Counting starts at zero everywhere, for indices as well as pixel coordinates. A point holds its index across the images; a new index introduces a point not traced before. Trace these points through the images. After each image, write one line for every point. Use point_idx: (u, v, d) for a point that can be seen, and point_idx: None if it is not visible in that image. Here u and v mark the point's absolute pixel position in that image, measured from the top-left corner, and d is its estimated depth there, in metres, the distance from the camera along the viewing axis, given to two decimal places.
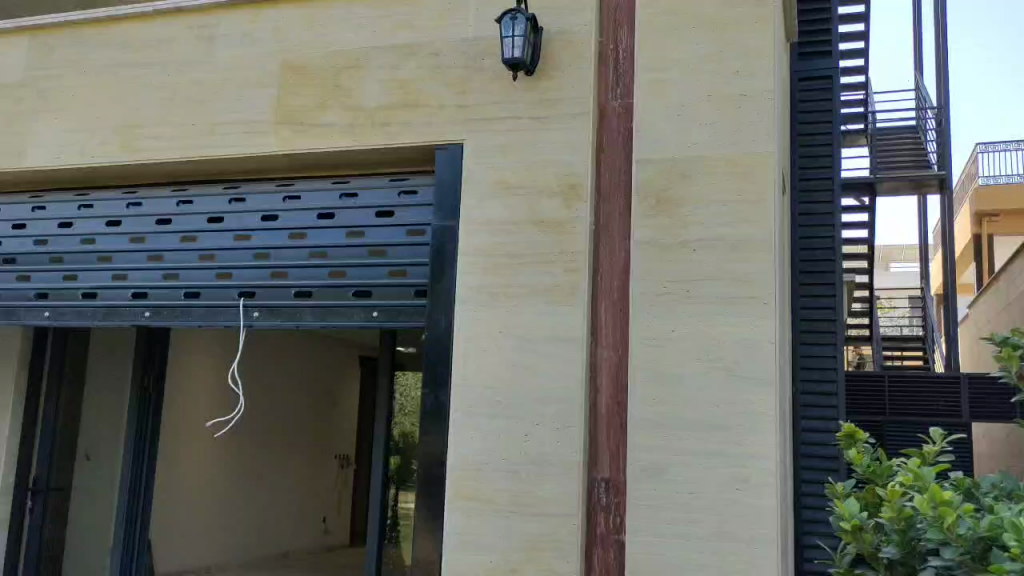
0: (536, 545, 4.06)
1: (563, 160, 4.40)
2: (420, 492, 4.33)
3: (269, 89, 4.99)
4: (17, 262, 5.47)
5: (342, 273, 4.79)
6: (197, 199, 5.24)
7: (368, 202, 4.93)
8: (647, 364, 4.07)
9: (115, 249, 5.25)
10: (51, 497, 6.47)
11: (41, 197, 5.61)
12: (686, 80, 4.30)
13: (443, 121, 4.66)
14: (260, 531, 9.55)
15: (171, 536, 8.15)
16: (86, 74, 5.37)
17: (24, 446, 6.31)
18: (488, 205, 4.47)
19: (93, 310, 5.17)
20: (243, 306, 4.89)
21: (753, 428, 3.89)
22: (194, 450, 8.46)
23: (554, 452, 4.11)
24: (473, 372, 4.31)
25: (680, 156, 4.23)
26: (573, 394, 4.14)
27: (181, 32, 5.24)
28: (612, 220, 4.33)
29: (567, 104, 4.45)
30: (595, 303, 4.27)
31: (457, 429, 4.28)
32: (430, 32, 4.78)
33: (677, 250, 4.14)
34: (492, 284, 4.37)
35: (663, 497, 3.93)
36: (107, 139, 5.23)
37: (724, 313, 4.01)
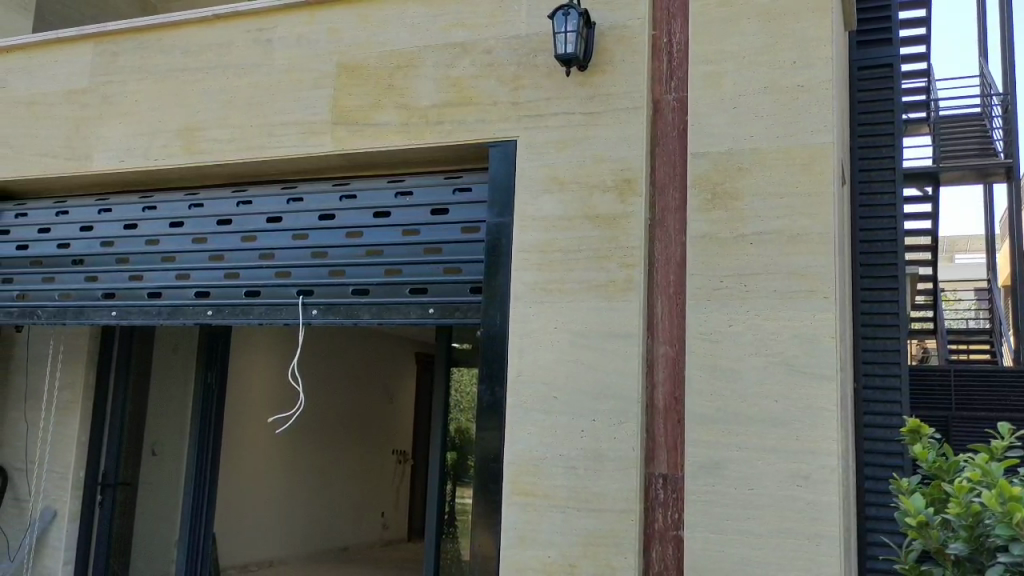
0: (594, 541, 4.06)
1: (617, 155, 4.38)
2: (478, 487, 4.36)
3: (326, 90, 5.06)
4: (85, 263, 5.63)
5: (397, 271, 4.84)
6: (256, 200, 5.34)
7: (423, 200, 4.95)
8: (705, 360, 4.04)
9: (178, 249, 5.38)
10: (121, 491, 6.69)
11: (107, 199, 5.77)
12: (742, 72, 4.24)
13: (497, 119, 4.67)
14: (322, 527, 9.72)
15: (236, 529, 8.37)
16: (148, 78, 5.51)
17: (94, 441, 6.59)
18: (543, 201, 4.48)
19: (158, 309, 5.30)
20: (302, 304, 4.97)
21: (814, 424, 3.83)
22: (256, 446, 8.64)
23: (611, 447, 4.11)
24: (529, 368, 4.32)
25: (737, 149, 4.17)
26: (630, 389, 4.13)
27: (240, 35, 5.34)
28: (668, 214, 4.30)
29: (621, 98, 4.43)
30: (651, 297, 4.25)
31: (514, 424, 4.30)
32: (484, 29, 4.79)
33: (736, 244, 4.09)
34: (548, 281, 4.38)
35: (721, 493, 3.90)
36: (169, 142, 5.36)
37: (783, 308, 3.96)
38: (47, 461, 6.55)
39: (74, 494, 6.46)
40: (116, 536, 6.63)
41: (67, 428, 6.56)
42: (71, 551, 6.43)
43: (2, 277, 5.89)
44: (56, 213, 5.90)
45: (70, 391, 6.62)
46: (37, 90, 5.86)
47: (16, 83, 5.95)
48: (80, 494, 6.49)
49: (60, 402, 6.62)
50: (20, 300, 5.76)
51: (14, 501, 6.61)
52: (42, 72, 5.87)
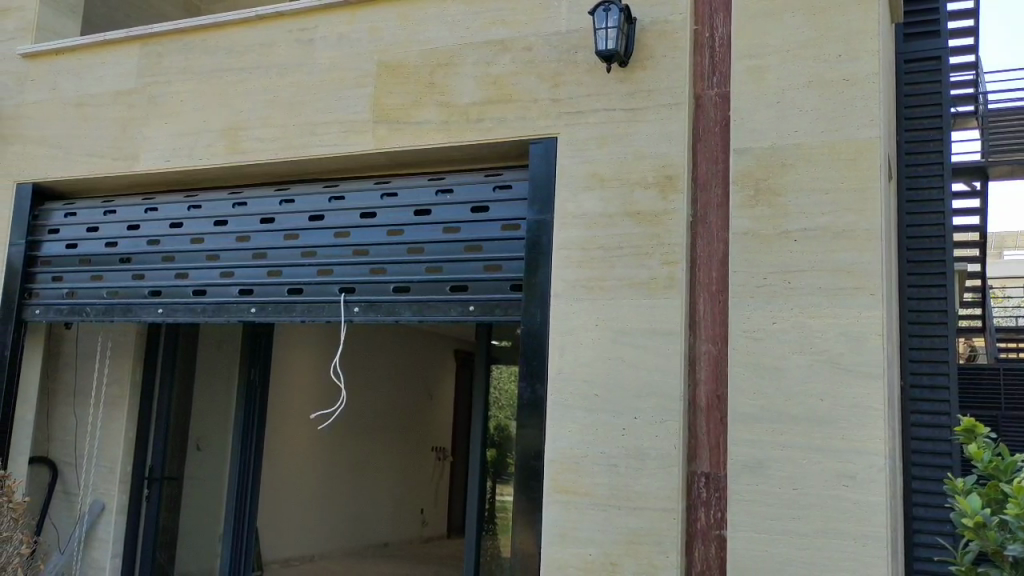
0: (634, 539, 4.04)
1: (659, 151, 4.35)
2: (519, 485, 4.35)
3: (367, 89, 5.09)
4: (132, 262, 5.73)
5: (438, 268, 4.85)
6: (298, 198, 5.38)
7: (463, 197, 4.93)
8: (748, 357, 4.00)
9: (222, 248, 5.46)
10: (166, 485, 6.81)
11: (153, 199, 5.85)
12: (785, 66, 4.19)
13: (537, 116, 4.66)
14: (362, 522, 9.80)
15: (278, 523, 8.47)
16: (193, 79, 5.59)
17: (140, 436, 6.72)
18: (583, 198, 4.46)
19: (203, 307, 5.39)
20: (344, 301, 5.01)
21: (860, 423, 3.77)
22: (298, 442, 8.73)
23: (653, 445, 4.08)
24: (570, 366, 4.31)
25: (781, 144, 4.12)
26: (673, 388, 4.10)
27: (283, 36, 5.40)
28: (710, 210, 4.25)
29: (662, 94, 4.40)
30: (693, 294, 4.21)
31: (555, 422, 4.30)
32: (524, 26, 4.78)
33: (779, 240, 4.04)
34: (588, 278, 4.36)
35: (764, 492, 3.86)
36: (213, 141, 5.44)
37: (828, 306, 3.91)
38: (95, 456, 6.67)
39: (122, 488, 6.58)
40: (162, 531, 6.74)
41: (115, 423, 6.66)
42: (119, 544, 6.55)
43: (51, 275, 5.98)
44: (104, 212, 6.00)
45: (118, 386, 6.72)
46: (85, 91, 5.95)
47: (64, 84, 6.04)
48: (127, 489, 6.62)
49: (109, 397, 6.72)
50: (70, 298, 5.87)
51: (64, 495, 6.70)
52: (89, 74, 5.97)
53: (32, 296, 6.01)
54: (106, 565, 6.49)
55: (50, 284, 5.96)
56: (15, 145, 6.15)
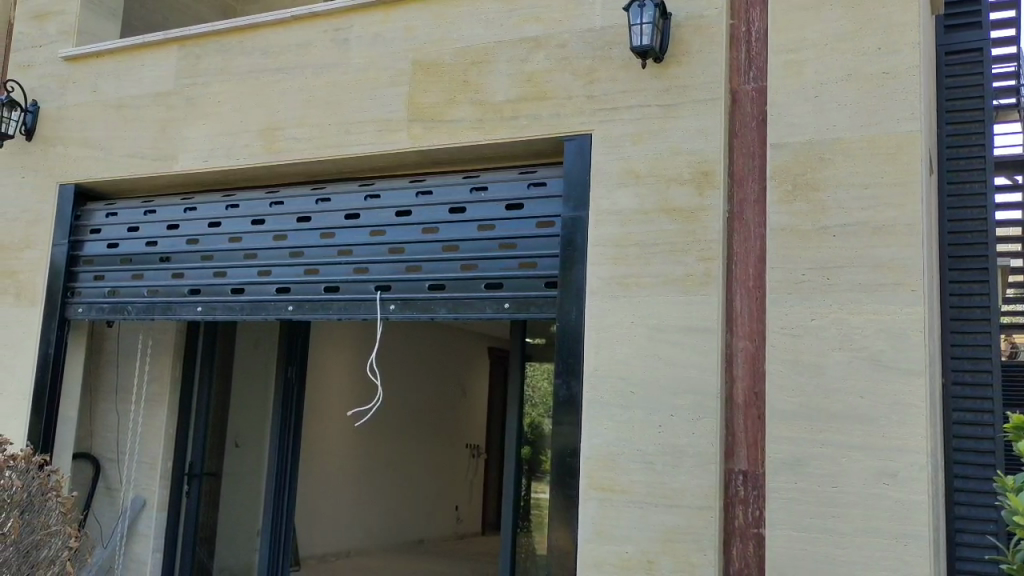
0: (671, 537, 4.03)
1: (695, 147, 4.32)
2: (556, 482, 4.35)
3: (402, 87, 5.12)
4: (172, 260, 5.81)
5: (473, 266, 4.86)
6: (335, 197, 5.42)
7: (498, 194, 4.93)
8: (787, 354, 3.96)
9: (260, 246, 5.52)
10: (206, 482, 6.91)
11: (191, 199, 5.94)
12: (823, 60, 4.15)
13: (571, 112, 4.65)
14: (397, 518, 9.86)
15: (315, 518, 8.56)
16: (230, 80, 5.65)
17: (180, 433, 6.80)
18: (618, 195, 4.45)
19: (241, 305, 5.46)
20: (380, 299, 5.04)
21: (901, 420, 3.73)
22: (336, 439, 8.84)
23: (689, 443, 4.06)
24: (605, 364, 4.31)
25: (819, 138, 4.08)
26: (711, 386, 4.07)
27: (318, 36, 5.44)
28: (747, 207, 4.23)
29: (698, 90, 4.37)
30: (730, 290, 4.18)
31: (590, 420, 4.29)
32: (558, 24, 4.78)
33: (817, 236, 4.00)
34: (623, 274, 4.35)
35: (804, 490, 3.83)
36: (250, 141, 5.50)
37: (867, 302, 3.86)
38: (137, 452, 6.79)
39: (162, 484, 6.68)
40: (201, 526, 6.84)
41: (155, 419, 6.77)
42: (161, 540, 6.67)
43: (94, 273, 6.08)
44: (144, 212, 6.09)
45: (158, 383, 6.83)
46: (124, 92, 6.03)
47: (104, 86, 6.13)
48: (167, 485, 6.72)
49: (149, 394, 6.84)
50: (111, 296, 5.97)
51: (106, 490, 6.85)
52: (128, 75, 6.05)
53: (75, 295, 6.12)
54: (148, 560, 6.62)
55: (91, 283, 6.06)
56: (58, 147, 6.26)
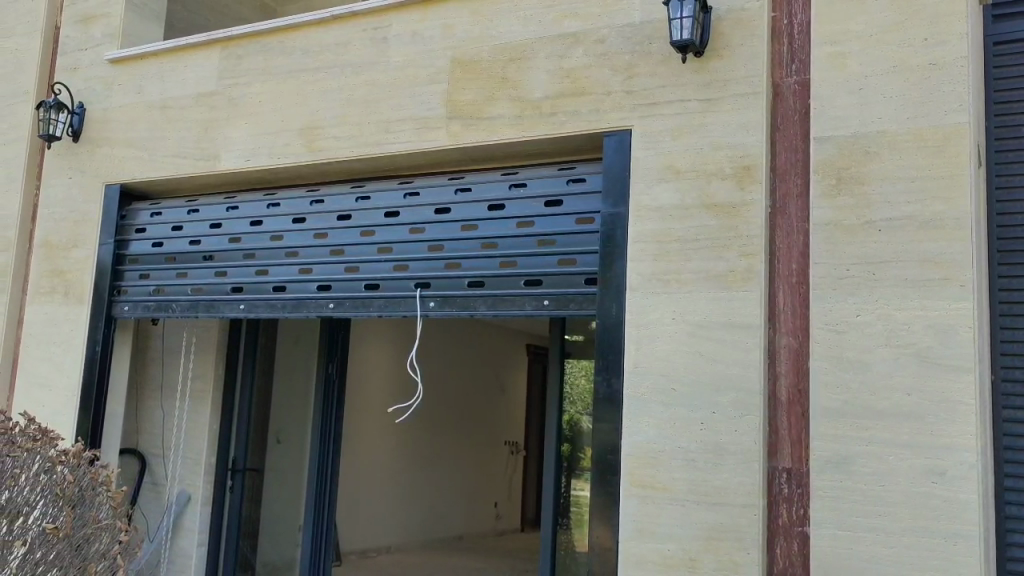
0: (714, 535, 4.00)
1: (736, 142, 4.27)
2: (596, 479, 4.34)
3: (440, 85, 5.13)
4: (215, 259, 5.89)
5: (512, 263, 4.86)
6: (374, 194, 5.44)
7: (537, 191, 4.91)
8: (831, 351, 3.91)
9: (301, 244, 5.59)
10: (249, 477, 7.00)
11: (234, 198, 6.01)
12: (868, 51, 4.08)
13: (611, 108, 4.63)
14: (437, 514, 9.91)
15: (357, 514, 8.66)
16: (271, 80, 5.71)
17: (223, 428, 6.95)
18: (659, 190, 4.42)
19: (283, 303, 5.52)
20: (419, 296, 5.07)
21: (950, 417, 3.66)
22: (377, 435, 8.93)
23: (731, 440, 4.03)
24: (646, 360, 4.28)
25: (864, 131, 4.02)
26: (754, 383, 4.03)
27: (357, 35, 5.48)
28: (789, 201, 4.17)
29: (739, 83, 4.31)
30: (772, 286, 4.14)
31: (631, 417, 4.27)
32: (596, 19, 4.75)
33: (863, 230, 3.94)
34: (665, 270, 4.32)
35: (849, 489, 3.78)
36: (291, 140, 5.56)
37: (915, 298, 3.79)
38: (182, 448, 6.94)
39: (206, 478, 6.85)
40: (246, 521, 6.92)
41: (199, 416, 6.92)
42: (204, 534, 6.81)
43: (139, 272, 6.19)
44: (188, 212, 6.18)
45: (201, 381, 6.96)
46: (168, 94, 6.12)
47: (147, 88, 6.22)
48: (211, 481, 6.86)
49: (193, 390, 6.98)
50: (156, 294, 6.08)
51: (152, 484, 7.01)
52: (171, 76, 6.14)
53: (121, 293, 6.23)
54: (192, 554, 6.75)
55: (137, 281, 6.17)
56: (103, 148, 6.37)
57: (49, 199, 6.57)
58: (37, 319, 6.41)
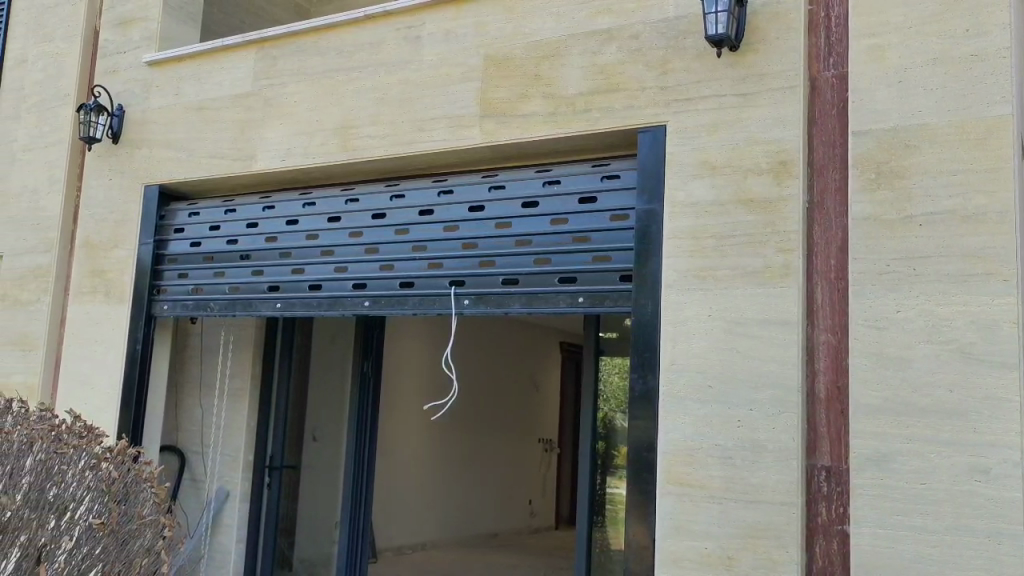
0: (753, 533, 3.97)
1: (773, 137, 4.22)
2: (632, 477, 4.33)
3: (474, 83, 5.14)
4: (252, 258, 5.96)
5: (546, 261, 4.86)
6: (409, 192, 5.46)
7: (571, 188, 4.90)
8: (871, 347, 3.86)
9: (336, 243, 5.63)
10: (287, 474, 7.06)
11: (270, 198, 6.07)
12: (907, 43, 4.02)
13: (645, 104, 4.61)
14: (471, 511, 9.93)
15: (393, 511, 8.71)
16: (305, 80, 5.76)
17: (261, 425, 7.02)
18: (694, 186, 4.39)
19: (319, 301, 5.58)
20: (454, 294, 5.09)
21: (993, 415, 3.59)
22: (413, 433, 8.98)
23: (769, 438, 3.99)
24: (682, 356, 4.26)
25: (904, 125, 3.96)
26: (792, 381, 3.99)
27: (390, 34, 5.50)
28: (828, 196, 4.13)
29: (776, 77, 4.27)
30: (811, 282, 4.09)
31: (667, 413, 4.25)
32: (630, 15, 4.73)
33: (903, 225, 3.88)
34: (701, 267, 4.29)
35: (890, 487, 3.73)
36: (326, 140, 5.60)
37: (957, 293, 3.74)
38: (220, 445, 7.02)
39: (245, 476, 6.92)
40: (283, 517, 6.99)
41: (237, 414, 6.99)
42: (243, 530, 6.86)
43: (177, 271, 6.27)
44: (225, 211, 6.25)
45: (238, 378, 7.04)
46: (205, 95, 6.19)
47: (185, 89, 6.30)
48: (250, 477, 6.94)
49: (232, 389, 7.04)
50: (195, 293, 6.16)
51: (191, 481, 7.11)
52: (208, 78, 6.21)
53: (161, 292, 6.31)
54: (231, 550, 6.83)
55: (176, 280, 6.25)
56: (143, 150, 6.46)
57: (90, 200, 6.68)
58: (80, 319, 6.52)
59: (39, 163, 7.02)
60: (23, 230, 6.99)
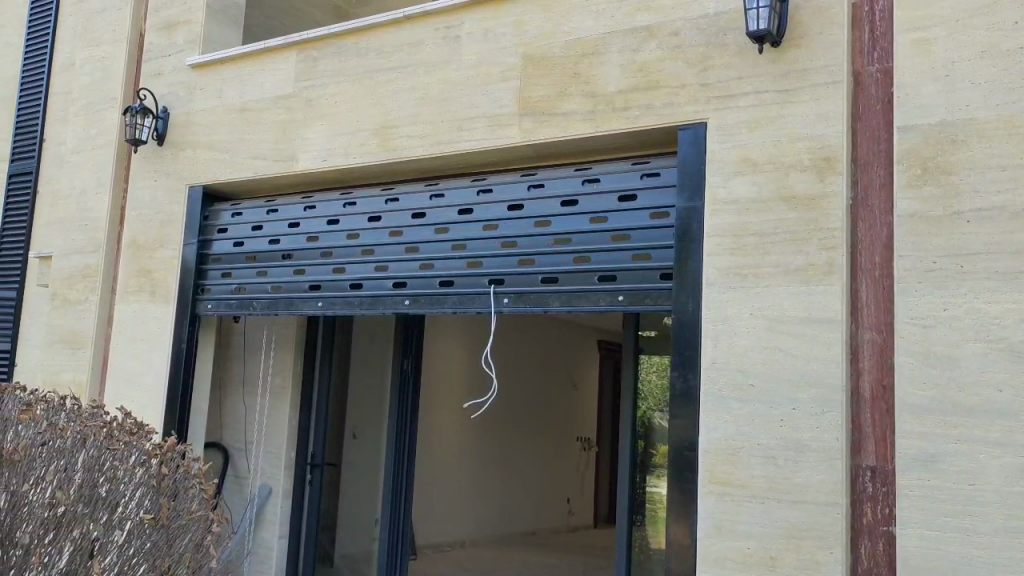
0: (796, 534, 3.93)
1: (816, 133, 4.18)
2: (672, 477, 4.31)
3: (513, 82, 5.15)
4: (294, 258, 6.03)
5: (585, 259, 4.85)
6: (448, 192, 5.49)
7: (611, 186, 4.88)
8: (916, 346, 3.80)
9: (376, 242, 5.67)
10: (327, 471, 7.13)
11: (311, 198, 6.13)
12: (954, 37, 3.95)
13: (685, 101, 4.58)
14: (510, 509, 9.96)
15: (432, 509, 8.77)
16: (345, 81, 5.81)
17: (303, 424, 7.11)
18: (735, 183, 4.35)
19: (359, 300, 5.63)
20: (493, 293, 5.11)
21: None
22: (452, 432, 9.03)
23: (813, 437, 3.95)
24: (725, 356, 4.22)
25: (951, 119, 3.89)
26: (837, 381, 3.94)
27: (429, 34, 5.53)
28: (871, 193, 4.07)
29: (818, 73, 4.22)
30: (855, 280, 4.04)
31: (708, 412, 4.22)
32: (670, 11, 4.70)
33: (949, 222, 3.82)
34: (742, 265, 4.26)
35: (937, 487, 3.67)
36: (366, 140, 5.65)
37: (1006, 290, 3.67)
38: (264, 442, 7.15)
39: (287, 473, 7.03)
40: (324, 514, 7.06)
41: (280, 412, 7.10)
42: (285, 526, 6.98)
43: (221, 271, 6.37)
44: (267, 212, 6.33)
45: (280, 377, 7.15)
46: (246, 96, 6.27)
47: (227, 91, 6.38)
48: (292, 474, 7.05)
49: (273, 387, 7.18)
50: (238, 292, 6.25)
51: (236, 478, 7.24)
52: (249, 80, 6.29)
53: (205, 291, 6.41)
54: (275, 545, 6.96)
55: (220, 279, 6.35)
56: (187, 151, 6.57)
57: (136, 201, 6.80)
58: (126, 318, 6.65)
59: (86, 165, 7.17)
60: (71, 230, 7.13)
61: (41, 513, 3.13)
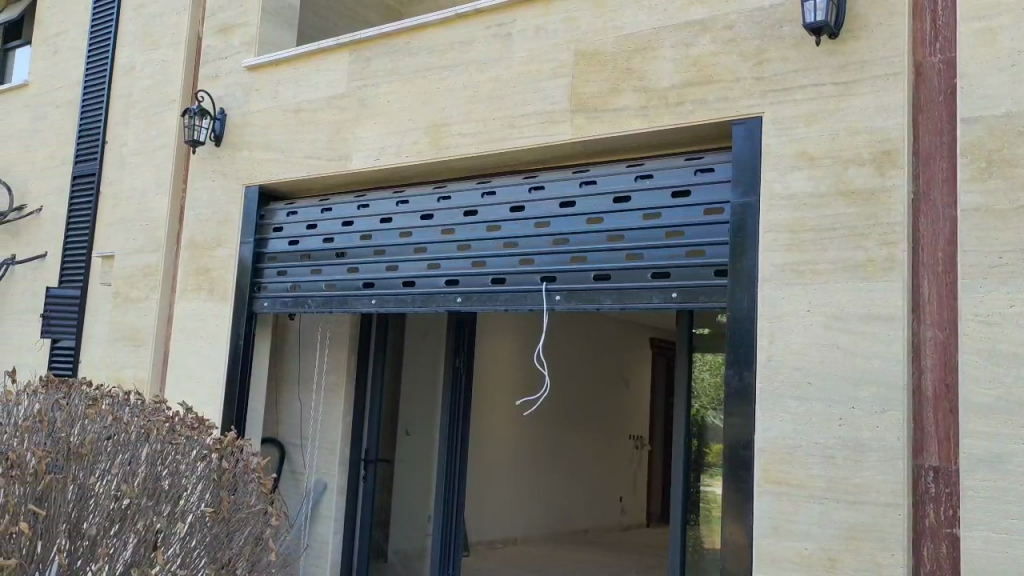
0: (856, 535, 3.86)
1: (876, 125, 4.09)
2: (728, 476, 4.25)
3: (565, 79, 5.14)
4: (348, 256, 6.10)
5: (638, 255, 4.81)
6: (500, 189, 5.50)
7: (663, 182, 4.84)
8: (982, 343, 3.70)
9: (429, 240, 5.71)
10: (381, 467, 7.19)
11: (364, 197, 6.19)
12: (1021, 25, 3.82)
13: (740, 96, 4.52)
14: (562, 507, 9.95)
15: (484, 506, 8.80)
16: (398, 80, 5.85)
17: (357, 420, 7.18)
18: (793, 178, 4.28)
19: (412, 297, 5.67)
20: (546, 290, 5.10)
21: None
22: (504, 430, 9.04)
23: (874, 436, 3.87)
24: (782, 353, 4.16)
25: (1017, 110, 3.77)
26: (897, 380, 3.85)
27: (481, 32, 5.54)
28: (934, 186, 3.97)
29: (878, 64, 4.12)
30: (917, 276, 3.94)
31: (765, 411, 4.16)
32: (724, 5, 4.64)
33: (1015, 216, 3.71)
34: (799, 262, 4.19)
35: (1005, 488, 3.57)
36: (418, 139, 5.69)
37: None
38: (319, 438, 7.24)
39: (341, 468, 7.11)
40: (378, 510, 7.13)
41: (334, 408, 7.19)
42: (340, 522, 7.05)
43: (277, 269, 6.48)
44: (321, 211, 6.41)
45: (335, 374, 7.24)
46: (301, 97, 6.35)
47: (282, 92, 6.47)
48: (346, 470, 7.13)
49: (328, 384, 7.28)
50: (293, 290, 6.34)
51: (292, 473, 7.36)
52: (304, 80, 6.37)
53: (261, 290, 6.53)
54: (330, 540, 7.02)
55: (275, 278, 6.46)
56: (243, 151, 6.68)
57: (195, 201, 6.94)
58: (186, 315, 6.79)
59: (147, 166, 7.33)
60: (132, 230, 7.31)
61: (107, 505, 3.20)
